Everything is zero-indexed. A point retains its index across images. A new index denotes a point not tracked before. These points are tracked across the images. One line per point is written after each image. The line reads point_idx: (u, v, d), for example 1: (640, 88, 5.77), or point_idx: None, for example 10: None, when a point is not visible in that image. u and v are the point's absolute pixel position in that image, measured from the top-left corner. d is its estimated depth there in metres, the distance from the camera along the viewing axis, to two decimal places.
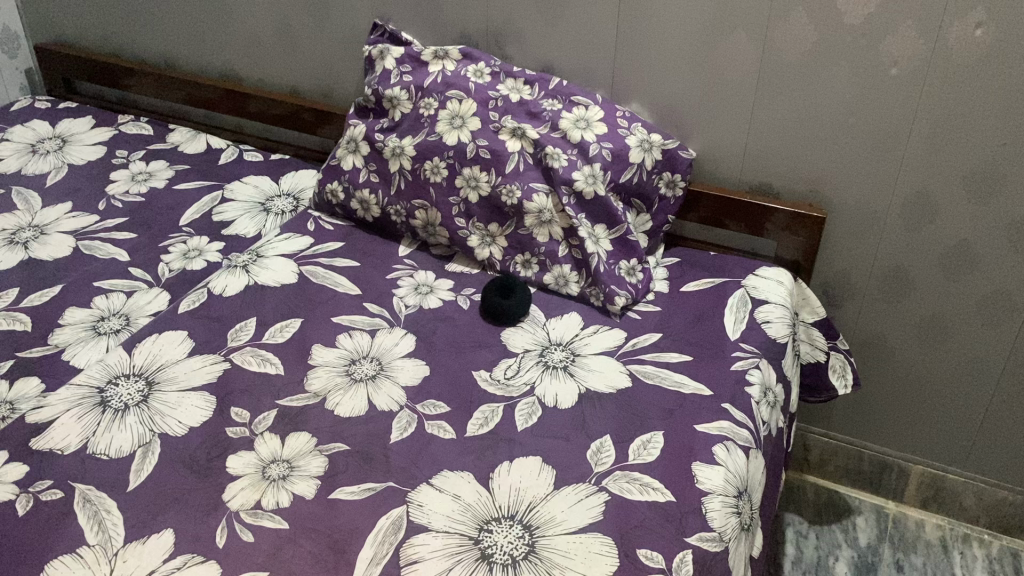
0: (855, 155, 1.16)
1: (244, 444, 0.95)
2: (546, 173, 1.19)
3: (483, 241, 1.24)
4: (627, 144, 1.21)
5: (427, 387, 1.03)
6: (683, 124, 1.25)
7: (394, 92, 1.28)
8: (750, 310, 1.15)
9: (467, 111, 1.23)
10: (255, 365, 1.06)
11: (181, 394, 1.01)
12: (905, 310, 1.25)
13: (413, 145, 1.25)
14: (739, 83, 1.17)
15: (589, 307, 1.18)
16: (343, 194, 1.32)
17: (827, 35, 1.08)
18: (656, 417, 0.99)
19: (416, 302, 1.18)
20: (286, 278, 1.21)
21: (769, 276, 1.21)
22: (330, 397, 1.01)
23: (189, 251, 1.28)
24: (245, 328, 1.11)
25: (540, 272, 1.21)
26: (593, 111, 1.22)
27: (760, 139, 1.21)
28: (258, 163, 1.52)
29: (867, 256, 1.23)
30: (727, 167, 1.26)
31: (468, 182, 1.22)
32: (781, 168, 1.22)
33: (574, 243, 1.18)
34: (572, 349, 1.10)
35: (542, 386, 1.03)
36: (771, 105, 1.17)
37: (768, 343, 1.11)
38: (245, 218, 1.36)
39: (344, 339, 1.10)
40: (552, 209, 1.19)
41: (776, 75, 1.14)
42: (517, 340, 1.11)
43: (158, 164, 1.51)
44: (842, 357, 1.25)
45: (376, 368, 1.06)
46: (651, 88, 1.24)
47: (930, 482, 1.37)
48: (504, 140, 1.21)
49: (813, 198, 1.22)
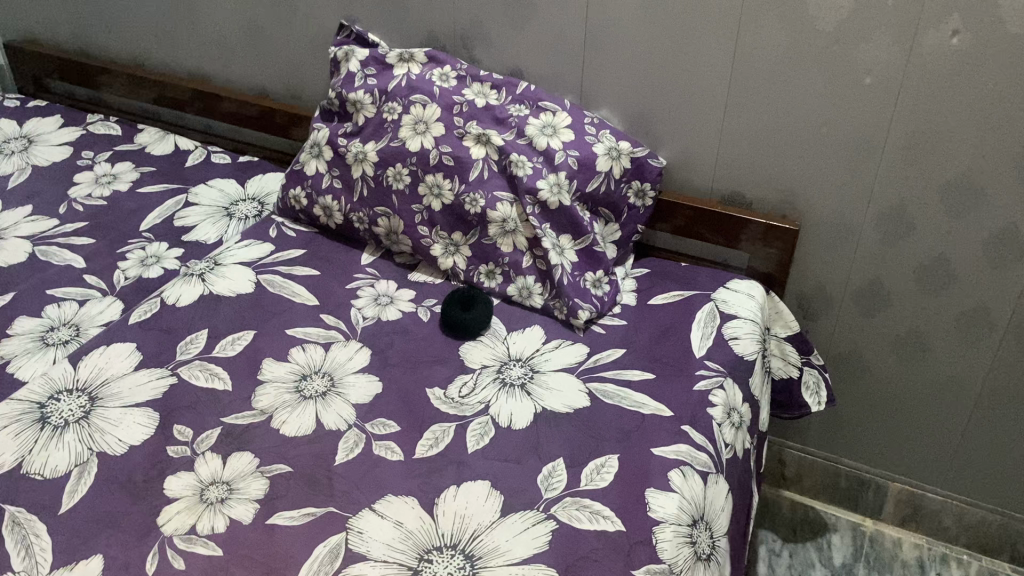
0: (829, 166, 1.12)
1: (184, 464, 0.92)
2: (510, 181, 1.15)
3: (446, 251, 1.20)
4: (594, 151, 1.17)
5: (378, 405, 1.00)
6: (654, 132, 1.21)
7: (358, 96, 1.24)
8: (718, 325, 1.11)
9: (431, 117, 1.20)
10: (202, 380, 1.03)
11: (124, 410, 0.98)
12: (881, 326, 1.21)
13: (375, 151, 1.22)
14: (710, 90, 1.13)
15: (552, 321, 1.14)
16: (305, 200, 1.29)
17: (799, 43, 1.04)
18: (611, 439, 0.95)
19: (374, 313, 1.14)
20: (242, 287, 1.17)
21: (741, 289, 1.17)
22: (277, 415, 0.98)
23: (147, 258, 1.25)
24: (196, 339, 1.08)
25: (504, 283, 1.17)
26: (561, 117, 1.19)
27: (732, 148, 1.17)
28: (225, 165, 1.48)
29: (842, 269, 1.19)
30: (700, 176, 1.22)
31: (431, 189, 1.19)
32: (754, 177, 1.18)
33: (539, 254, 1.15)
34: (530, 366, 1.06)
35: (496, 404, 1.00)
36: (743, 114, 1.13)
37: (735, 361, 1.07)
38: (207, 223, 1.33)
39: (296, 353, 1.07)
40: (516, 218, 1.15)
41: (748, 83, 1.10)
42: (475, 356, 1.08)
43: (124, 165, 1.48)
44: (817, 373, 1.22)
45: (327, 384, 1.03)
46: (621, 95, 1.20)
47: (908, 500, 1.33)
48: (469, 147, 1.18)
49: (787, 209, 1.18)
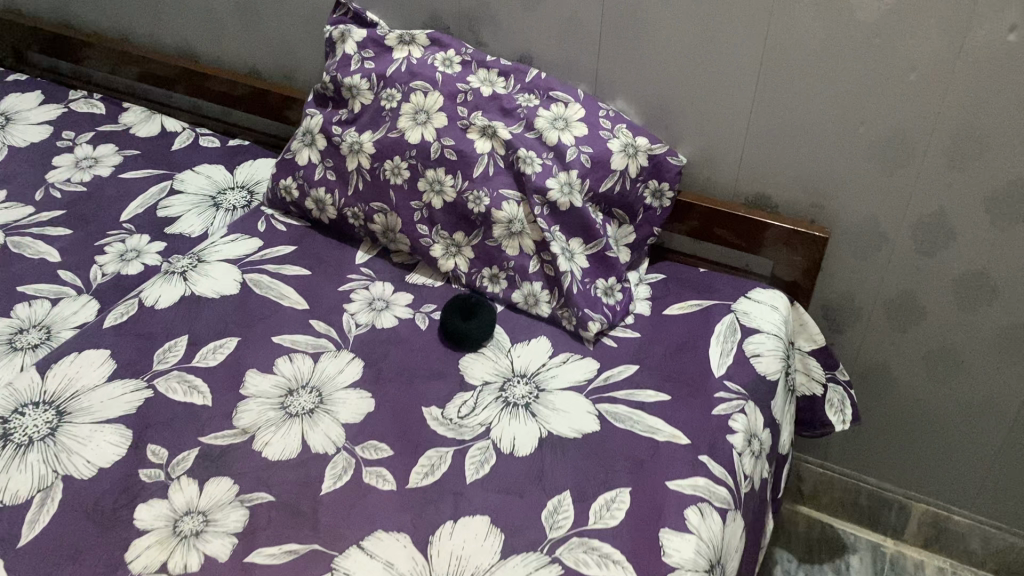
0: (864, 170, 1.03)
1: (157, 490, 0.85)
2: (517, 178, 1.07)
3: (447, 252, 1.12)
4: (609, 148, 1.08)
5: (370, 425, 0.92)
6: (674, 126, 1.12)
7: (354, 81, 1.15)
8: (739, 341, 1.03)
9: (433, 106, 1.11)
10: (180, 394, 0.95)
11: (94, 427, 0.90)
12: (912, 341, 1.13)
13: (372, 142, 1.13)
14: (735, 84, 1.04)
15: (559, 331, 1.06)
16: (296, 192, 1.20)
17: (836, 36, 0.94)
18: (623, 469, 0.87)
19: (368, 320, 1.06)
20: (227, 288, 1.09)
21: (763, 300, 1.09)
22: (259, 435, 0.91)
23: (127, 252, 1.17)
24: (175, 347, 1.00)
25: (508, 289, 1.09)
26: (574, 109, 1.10)
27: (758, 147, 1.08)
28: (214, 150, 1.39)
29: (874, 281, 1.10)
30: (722, 175, 1.13)
31: (431, 185, 1.10)
32: (780, 178, 1.09)
33: (546, 258, 1.06)
34: (535, 383, 0.98)
35: (498, 427, 0.92)
36: (771, 110, 1.04)
37: (758, 380, 0.99)
38: (192, 214, 1.25)
39: (283, 364, 0.99)
40: (523, 219, 1.06)
41: (776, 77, 1.01)
42: (475, 370, 1.00)
43: (106, 148, 1.39)
44: (842, 391, 1.13)
45: (315, 400, 0.95)
46: (637, 85, 1.11)
47: (933, 522, 1.26)
48: (473, 140, 1.09)
49: (815, 213, 1.09)
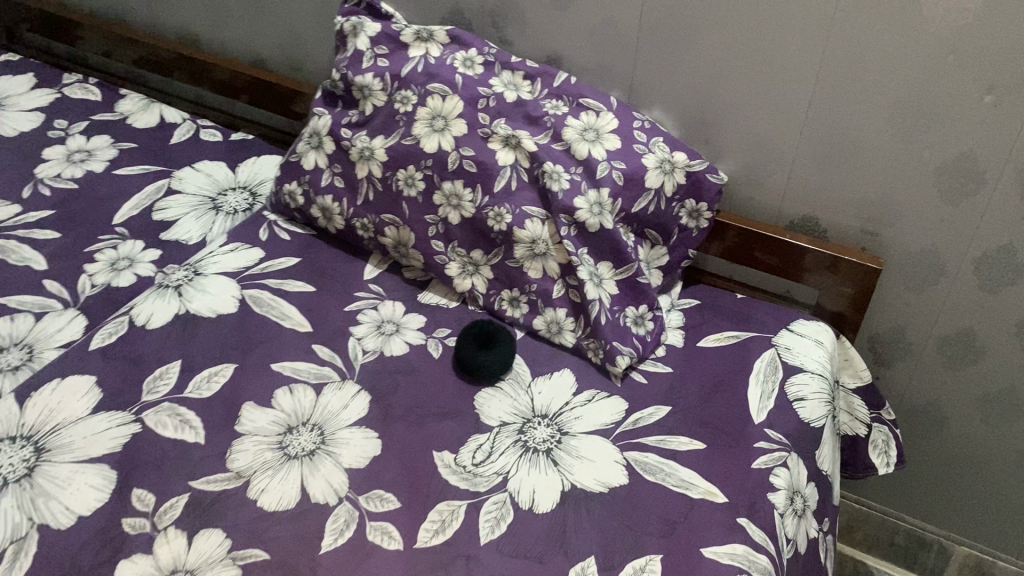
0: (925, 198, 0.93)
1: (141, 544, 0.77)
2: (543, 194, 0.98)
3: (463, 271, 1.03)
4: (643, 164, 0.98)
5: (376, 472, 0.84)
6: (715, 140, 1.02)
7: (366, 80, 1.06)
8: (781, 382, 0.94)
9: (451, 111, 1.01)
10: (170, 430, 0.87)
11: (75, 467, 0.82)
12: (967, 381, 1.04)
13: (384, 149, 1.04)
14: (787, 98, 0.94)
15: (584, 364, 0.97)
16: (302, 198, 1.11)
17: (904, 50, 0.84)
18: (654, 533, 0.79)
19: (376, 346, 0.98)
20: (224, 306, 1.01)
21: (807, 334, 1.00)
22: (255, 480, 0.83)
23: (119, 261, 1.08)
24: (166, 374, 0.92)
25: (529, 314, 1.01)
26: (605, 119, 1.01)
27: (807, 167, 0.98)
28: (216, 144, 1.30)
29: (928, 315, 1.01)
30: (767, 195, 1.03)
31: (448, 198, 1.01)
32: (831, 202, 0.99)
33: (572, 283, 0.97)
34: (558, 425, 0.90)
35: (517, 478, 0.84)
36: (824, 129, 0.94)
37: (801, 428, 0.91)
38: (190, 217, 1.16)
39: (283, 397, 0.91)
40: (548, 240, 0.97)
41: (832, 93, 0.91)
42: (493, 408, 0.91)
43: (101, 139, 1.29)
44: (887, 432, 1.04)
45: (316, 440, 0.87)
46: (676, 95, 1.01)
47: (976, 566, 1.18)
48: (495, 151, 0.99)
49: (867, 241, 1.00)
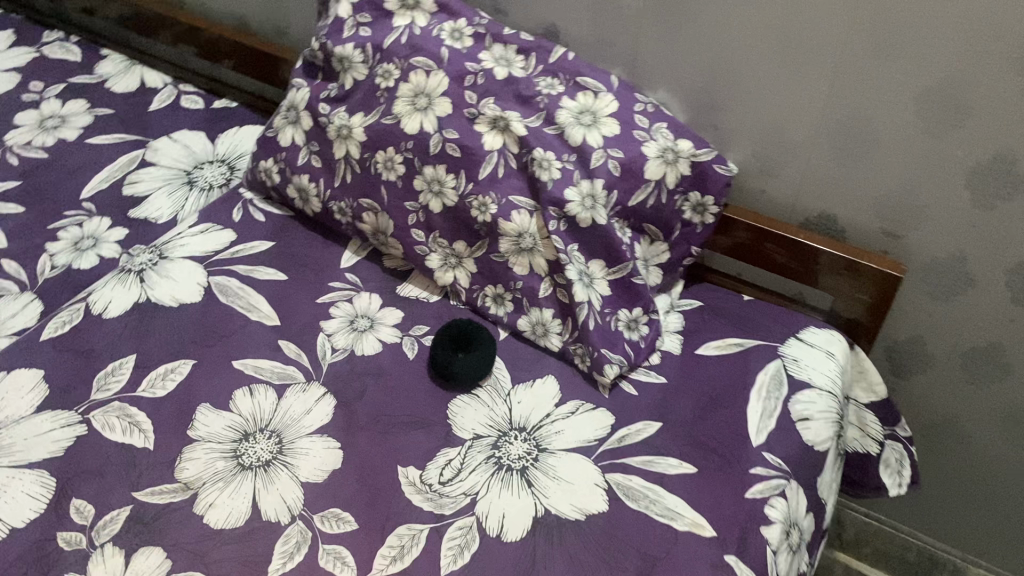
0: (954, 201, 0.83)
1: (75, 562, 0.72)
2: (531, 183, 0.89)
3: (445, 263, 0.95)
4: (643, 152, 0.89)
5: (334, 488, 0.78)
6: (723, 127, 0.93)
7: (346, 51, 0.97)
8: (784, 398, 0.86)
9: (436, 89, 0.92)
10: (118, 433, 0.81)
11: (11, 474, 0.77)
12: (991, 400, 0.95)
13: (363, 127, 0.95)
14: (803, 85, 0.84)
15: (570, 370, 0.90)
16: (278, 176, 1.03)
17: (938, 36, 0.73)
18: (631, 570, 0.72)
19: (347, 344, 0.91)
20: (188, 295, 0.94)
21: (818, 344, 0.91)
22: (203, 493, 0.77)
23: (83, 240, 1.02)
24: (120, 370, 0.86)
25: (514, 313, 0.93)
26: (604, 101, 0.91)
27: (825, 161, 0.88)
28: (197, 112, 1.23)
29: (953, 327, 0.92)
30: (780, 190, 0.94)
31: (430, 184, 0.93)
32: (849, 200, 0.90)
33: (560, 282, 0.89)
34: (536, 440, 0.82)
35: (486, 500, 0.77)
36: (845, 121, 0.84)
37: (803, 452, 0.82)
38: (162, 193, 1.09)
39: (242, 400, 0.85)
40: (535, 234, 0.89)
41: (855, 82, 0.80)
42: (467, 419, 0.84)
43: (77, 104, 1.22)
44: (901, 449, 0.96)
45: (273, 449, 0.81)
46: (683, 76, 0.91)
47: None
48: (482, 134, 0.91)
49: (888, 244, 0.91)
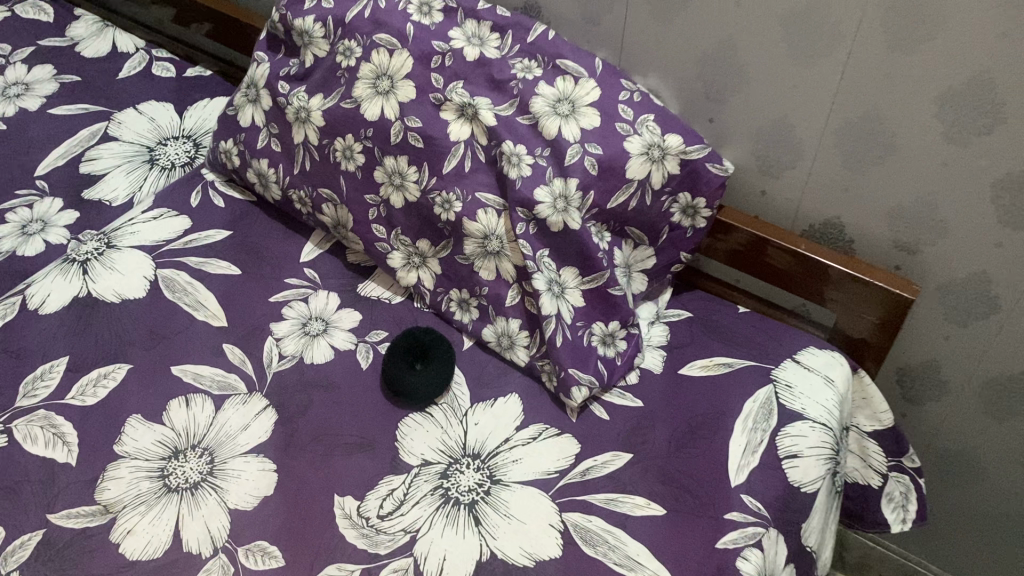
0: (978, 216, 0.72)
1: None
2: (499, 180, 0.80)
3: (408, 263, 0.87)
4: (626, 149, 0.79)
5: (263, 518, 0.71)
6: (721, 119, 0.82)
7: (307, 25, 0.89)
8: (772, 431, 0.77)
9: (399, 71, 0.83)
10: (40, 446, 0.75)
11: None
12: (1010, 433, 0.86)
13: (321, 111, 0.86)
14: (808, 78, 0.73)
15: (537, 388, 0.82)
16: (237, 159, 0.95)
17: (963, 27, 0.62)
18: None
19: (296, 351, 0.83)
20: (132, 290, 0.87)
21: (816, 368, 0.82)
22: (122, 518, 0.71)
23: (31, 224, 0.95)
24: (49, 373, 0.80)
25: (479, 321, 0.85)
26: (585, 88, 0.81)
27: (832, 164, 0.77)
28: (167, 81, 1.15)
29: (972, 353, 0.82)
30: (782, 192, 0.84)
31: (390, 177, 0.84)
32: (859, 208, 0.79)
33: (528, 291, 0.80)
34: (490, 470, 0.75)
35: (427, 539, 0.70)
36: (854, 120, 0.73)
37: (787, 496, 0.74)
38: (120, 172, 1.02)
39: (176, 411, 0.78)
40: (502, 236, 0.80)
41: (867, 78, 0.69)
42: (417, 442, 0.77)
43: (43, 70, 1.15)
44: (908, 482, 0.87)
45: (203, 469, 0.74)
46: (676, 62, 0.81)
47: None
48: (447, 122, 0.81)
49: (902, 258, 0.80)
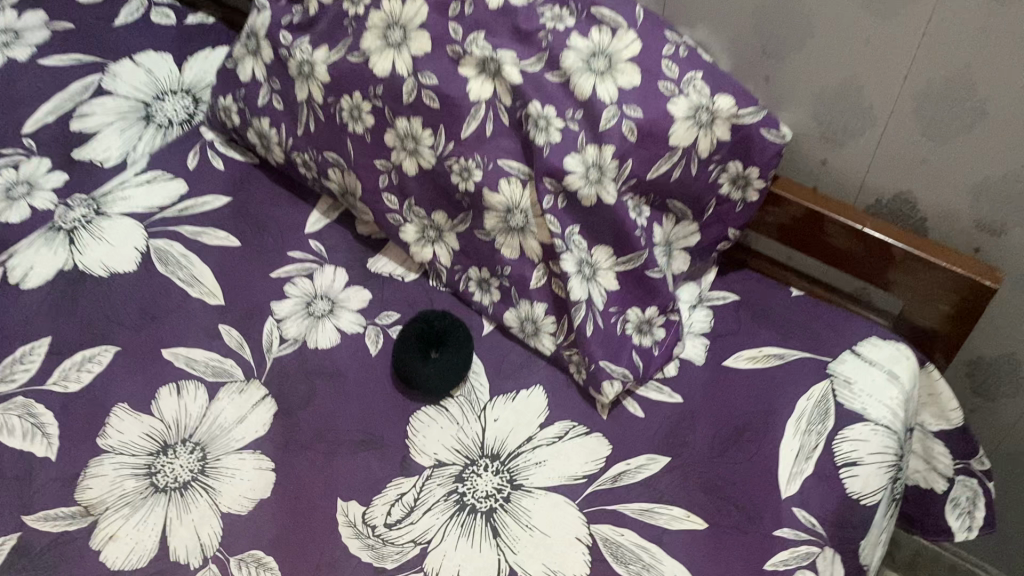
0: None
1: None
2: (525, 145, 0.70)
3: (422, 237, 0.79)
4: (669, 112, 0.69)
5: (259, 524, 0.65)
6: (779, 78, 0.72)
7: None
8: (829, 435, 0.68)
9: (412, 20, 0.73)
10: (17, 439, 0.68)
11: None
12: None
13: (326, 65, 0.77)
14: (886, 33, 0.62)
15: (563, 380, 0.74)
16: (238, 117, 0.87)
17: None
18: None
19: (298, 334, 0.76)
20: (122, 263, 0.80)
21: (879, 362, 0.72)
22: (104, 523, 0.64)
23: (15, 186, 0.88)
24: (30, 356, 0.74)
25: (501, 304, 0.77)
26: (626, 42, 0.69)
27: (908, 133, 0.67)
28: (167, 30, 1.06)
29: None
30: (846, 162, 0.73)
31: (403, 141, 0.75)
32: (937, 183, 0.69)
33: (555, 271, 0.71)
34: (510, 474, 0.67)
35: (438, 552, 0.63)
36: (938, 84, 0.62)
37: (846, 510, 0.65)
38: (113, 128, 0.93)
39: (166, 401, 0.71)
40: (527, 210, 0.71)
41: (959, 35, 0.59)
42: (430, 440, 0.69)
43: (34, 16, 1.06)
44: (976, 487, 0.78)
45: (194, 468, 0.67)
46: (730, 12, 0.70)
47: None
48: (467, 80, 0.71)
49: (984, 240, 0.70)
